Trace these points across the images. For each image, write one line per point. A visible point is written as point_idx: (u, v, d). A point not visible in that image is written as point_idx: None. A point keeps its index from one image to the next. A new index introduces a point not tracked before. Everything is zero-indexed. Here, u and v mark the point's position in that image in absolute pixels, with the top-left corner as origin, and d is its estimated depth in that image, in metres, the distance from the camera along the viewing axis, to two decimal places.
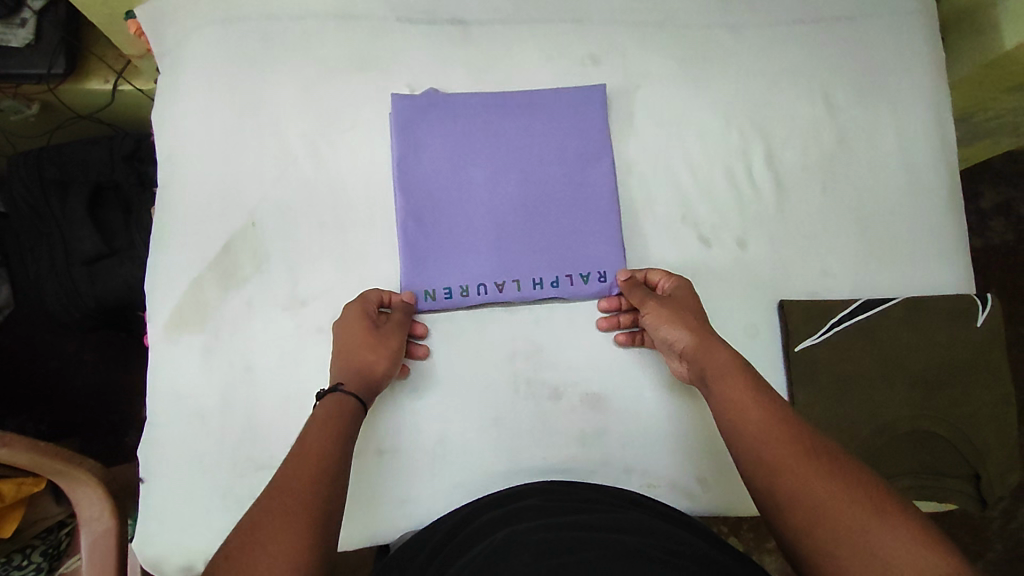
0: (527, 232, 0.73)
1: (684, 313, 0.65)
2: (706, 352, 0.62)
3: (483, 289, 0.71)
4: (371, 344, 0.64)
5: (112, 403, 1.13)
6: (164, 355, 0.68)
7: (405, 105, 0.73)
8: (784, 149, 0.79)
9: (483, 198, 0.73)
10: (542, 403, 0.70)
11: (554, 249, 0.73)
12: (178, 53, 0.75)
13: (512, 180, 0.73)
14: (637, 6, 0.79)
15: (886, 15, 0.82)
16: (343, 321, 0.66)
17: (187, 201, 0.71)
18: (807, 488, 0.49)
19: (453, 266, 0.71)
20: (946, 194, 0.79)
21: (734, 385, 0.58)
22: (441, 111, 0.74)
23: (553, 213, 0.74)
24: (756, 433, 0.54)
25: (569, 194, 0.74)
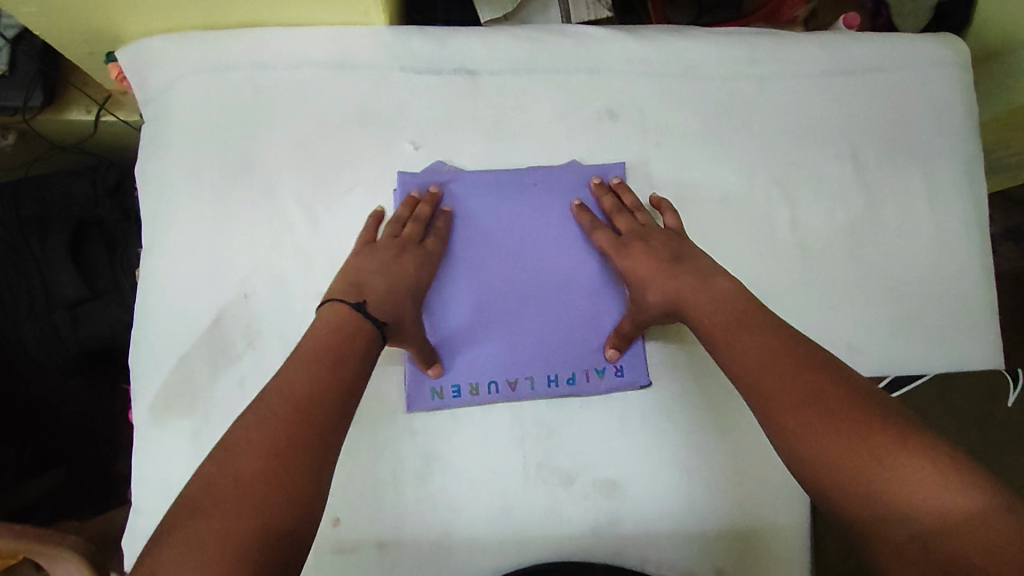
0: (541, 326, 0.69)
1: (659, 256, 0.65)
2: (692, 300, 0.61)
3: (494, 387, 0.68)
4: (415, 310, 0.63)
5: (100, 432, 1.05)
6: (151, 438, 0.64)
7: (411, 185, 0.69)
8: (812, 212, 0.74)
9: (495, 287, 0.69)
10: (553, 489, 0.66)
11: (570, 344, 0.69)
12: (162, 104, 0.69)
13: (526, 270, 0.69)
14: (658, 56, 0.74)
15: (922, 69, 0.77)
16: (399, 262, 0.64)
17: (174, 270, 0.66)
18: (819, 426, 0.49)
19: (463, 365, 0.68)
20: (978, 263, 0.75)
21: (736, 329, 0.57)
22: (450, 191, 0.70)
23: (569, 299, 0.70)
24: (766, 386, 0.53)
25: (585, 281, 0.70)
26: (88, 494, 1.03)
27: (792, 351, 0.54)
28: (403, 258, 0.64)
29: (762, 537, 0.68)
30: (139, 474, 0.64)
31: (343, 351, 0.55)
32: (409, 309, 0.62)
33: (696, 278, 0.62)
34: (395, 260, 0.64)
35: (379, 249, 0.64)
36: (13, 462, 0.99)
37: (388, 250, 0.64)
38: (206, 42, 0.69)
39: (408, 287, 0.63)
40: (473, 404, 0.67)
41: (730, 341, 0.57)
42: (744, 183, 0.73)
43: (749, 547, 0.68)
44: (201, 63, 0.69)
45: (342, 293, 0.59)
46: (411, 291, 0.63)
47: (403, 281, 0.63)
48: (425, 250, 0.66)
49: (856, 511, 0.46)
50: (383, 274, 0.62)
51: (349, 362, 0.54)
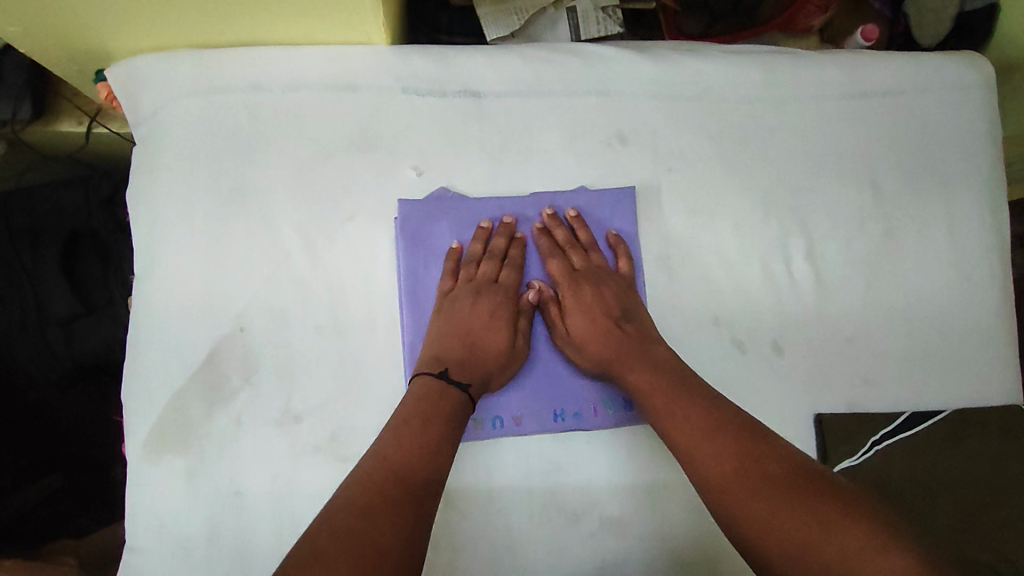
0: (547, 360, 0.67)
1: (599, 313, 0.66)
2: (626, 366, 0.63)
3: (498, 422, 0.65)
4: (500, 358, 0.64)
5: (96, 438, 1.02)
6: (144, 476, 0.62)
7: (412, 212, 0.66)
8: (828, 240, 0.71)
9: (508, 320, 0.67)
10: (559, 528, 0.64)
11: (578, 377, 0.67)
12: (155, 127, 0.67)
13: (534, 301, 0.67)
14: (671, 76, 0.71)
15: (945, 91, 0.74)
16: (482, 313, 0.65)
17: (167, 302, 0.64)
18: (747, 498, 0.51)
19: None
20: (997, 293, 0.73)
21: (672, 398, 0.59)
22: (459, 221, 0.68)
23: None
24: (696, 451, 0.55)
25: None
26: (86, 503, 0.99)
27: (727, 421, 0.56)
28: (481, 304, 0.65)
29: None
30: (131, 512, 0.62)
31: (436, 407, 0.58)
32: (490, 350, 0.64)
33: (633, 341, 0.64)
34: (472, 309, 0.65)
35: (455, 298, 0.66)
36: (11, 468, 0.98)
37: (465, 298, 0.65)
38: (200, 61, 0.66)
39: (486, 332, 0.65)
40: (477, 440, 0.65)
41: (663, 413, 0.59)
42: (758, 210, 0.71)
43: None
44: (195, 85, 0.66)
45: (427, 362, 0.62)
46: (491, 333, 0.65)
47: (482, 327, 0.65)
48: (500, 286, 0.67)
49: (781, 571, 0.48)
50: (459, 329, 0.64)
51: (441, 415, 0.58)
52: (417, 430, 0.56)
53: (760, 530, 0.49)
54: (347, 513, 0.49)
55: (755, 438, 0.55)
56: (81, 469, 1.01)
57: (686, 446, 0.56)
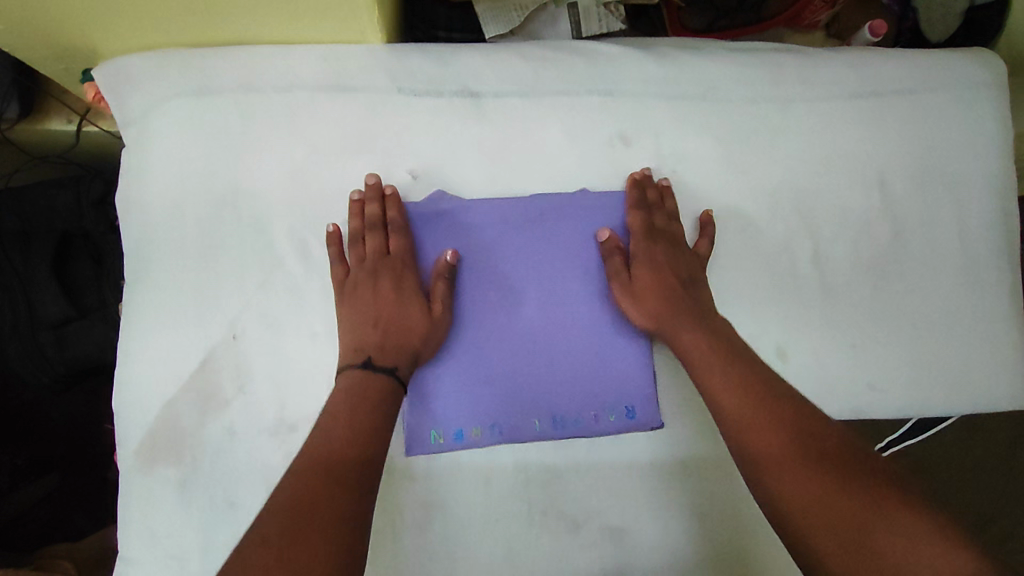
0: (548, 366, 0.65)
1: (667, 272, 0.65)
2: (682, 332, 0.62)
3: (497, 429, 0.63)
4: (419, 326, 0.62)
5: (92, 436, 1.01)
6: (136, 487, 0.61)
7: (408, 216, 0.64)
8: (834, 243, 0.70)
9: (503, 315, 0.64)
10: (560, 538, 0.63)
11: (578, 383, 0.65)
12: (143, 127, 0.65)
13: (532, 304, 0.65)
14: (675, 75, 0.69)
15: (955, 89, 0.73)
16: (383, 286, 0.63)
17: (158, 308, 0.62)
18: (792, 467, 0.52)
19: (462, 407, 0.63)
20: (1008, 296, 0.72)
21: (727, 368, 0.59)
22: (456, 223, 0.65)
23: (580, 334, 0.65)
24: (741, 417, 0.56)
25: (596, 316, 0.66)
26: (82, 501, 0.99)
27: (774, 392, 0.57)
28: (381, 284, 0.63)
29: None
30: (124, 524, 0.60)
31: (363, 401, 0.57)
32: (410, 324, 0.62)
33: (694, 311, 0.63)
34: (375, 291, 0.62)
35: (355, 285, 0.63)
36: (7, 467, 0.96)
37: (364, 282, 0.63)
38: (190, 60, 0.64)
39: (397, 308, 0.62)
40: (474, 448, 0.63)
41: (718, 378, 0.59)
42: (764, 212, 0.69)
43: None
44: (186, 85, 0.64)
45: (349, 358, 0.60)
46: (404, 310, 0.62)
47: (388, 305, 0.62)
48: (392, 257, 0.64)
49: (821, 544, 0.48)
50: (369, 315, 0.62)
51: (375, 396, 0.58)
52: (351, 421, 0.56)
53: (806, 502, 0.50)
54: (275, 518, 0.49)
55: (805, 412, 0.55)
56: (77, 469, 1.00)
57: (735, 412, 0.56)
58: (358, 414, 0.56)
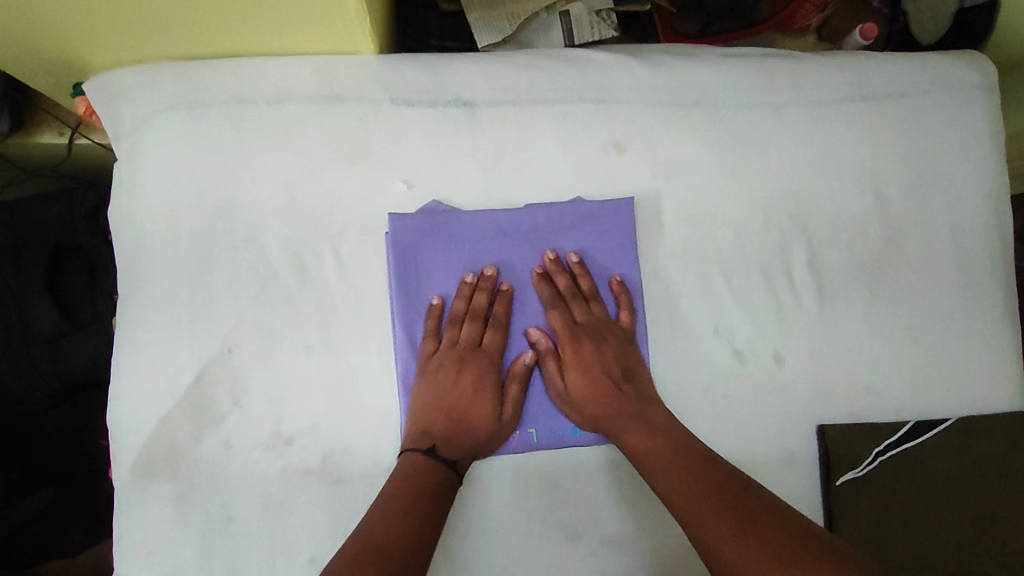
0: (542, 377, 0.65)
1: (600, 368, 0.64)
2: (625, 431, 0.61)
3: None
4: (488, 427, 0.62)
5: (88, 450, 0.99)
6: (131, 504, 0.60)
7: (404, 227, 0.63)
8: (830, 247, 0.70)
9: (504, 334, 0.65)
10: (560, 548, 0.63)
11: None
12: (135, 142, 0.65)
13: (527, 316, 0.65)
14: (669, 82, 0.69)
15: (947, 92, 0.73)
16: (459, 379, 0.63)
17: (152, 323, 0.62)
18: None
19: None
20: (1002, 297, 0.72)
21: (654, 446, 0.59)
22: (451, 235, 0.64)
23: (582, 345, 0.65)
24: (691, 515, 0.54)
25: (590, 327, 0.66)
26: (76, 518, 0.97)
27: (720, 486, 0.55)
28: (464, 373, 0.63)
29: None
30: (120, 540, 0.60)
31: (427, 489, 0.57)
32: (478, 423, 0.62)
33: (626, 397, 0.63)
34: (455, 379, 0.63)
35: (438, 365, 0.63)
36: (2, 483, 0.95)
37: (448, 368, 0.63)
38: (182, 74, 0.64)
39: (470, 400, 0.63)
40: None
41: (658, 477, 0.58)
42: (759, 218, 0.69)
43: None
44: (178, 98, 0.64)
45: (412, 437, 0.60)
46: (478, 402, 0.63)
47: (467, 395, 0.62)
48: (484, 349, 0.64)
49: None
50: (442, 398, 0.62)
51: (432, 483, 0.57)
52: (416, 501, 0.56)
53: None
54: None
55: (749, 502, 0.54)
56: (74, 484, 0.98)
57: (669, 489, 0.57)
58: (424, 494, 0.56)
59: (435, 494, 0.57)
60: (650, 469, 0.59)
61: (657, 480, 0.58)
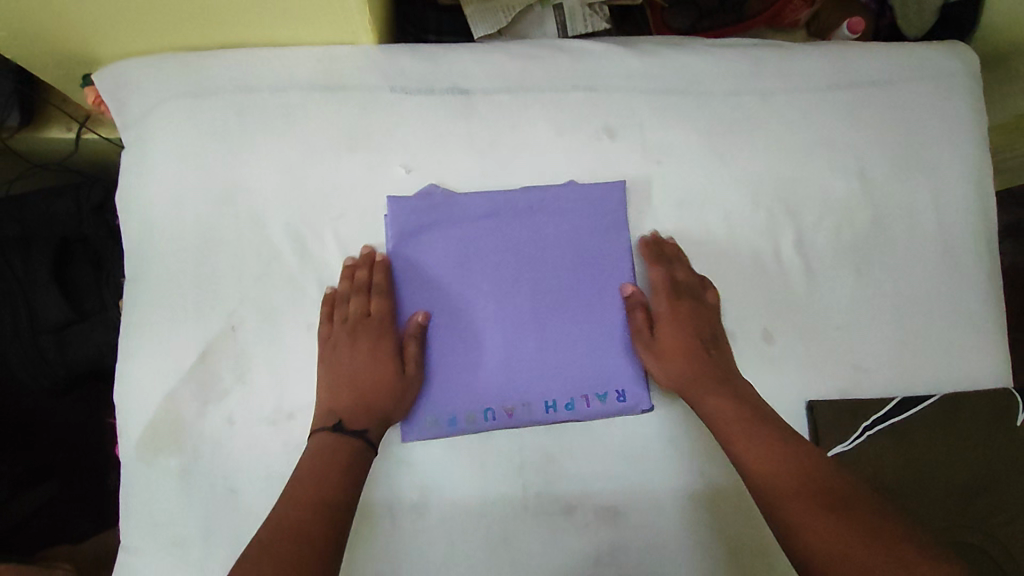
0: (538, 353, 0.66)
1: (693, 330, 0.66)
2: (701, 385, 0.64)
3: (491, 414, 0.65)
4: (387, 390, 0.62)
5: (92, 445, 1.02)
6: (138, 476, 0.62)
7: (404, 210, 0.66)
8: (816, 229, 0.72)
9: (493, 314, 0.65)
10: (554, 519, 0.65)
11: (569, 369, 0.66)
12: (142, 129, 0.67)
13: (523, 293, 0.66)
14: (659, 71, 0.72)
15: (930, 79, 0.75)
16: (354, 350, 0.63)
17: (158, 303, 0.64)
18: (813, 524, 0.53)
19: (458, 390, 0.65)
20: (986, 277, 0.74)
21: (734, 415, 0.62)
22: (448, 217, 0.66)
23: (572, 324, 0.67)
24: (757, 461, 0.58)
25: (584, 305, 0.67)
26: (78, 511, 0.98)
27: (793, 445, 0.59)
28: (358, 343, 0.63)
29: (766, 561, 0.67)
30: (127, 512, 0.62)
31: (335, 464, 0.58)
32: (379, 387, 0.62)
33: (710, 368, 0.65)
34: (351, 351, 0.63)
35: (332, 343, 0.63)
36: (5, 476, 0.94)
37: (341, 341, 0.63)
38: (188, 64, 0.66)
39: (368, 370, 0.63)
40: (467, 433, 0.65)
41: (728, 421, 0.62)
42: (747, 201, 0.71)
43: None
44: (183, 87, 0.66)
45: (322, 417, 0.62)
46: (376, 367, 0.63)
47: (365, 365, 0.63)
48: (373, 320, 0.64)
49: None
50: (343, 374, 0.63)
51: (341, 457, 0.59)
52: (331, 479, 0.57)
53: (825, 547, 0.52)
54: None
55: (822, 461, 0.58)
56: (78, 476, 1.01)
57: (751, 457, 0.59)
58: (332, 468, 0.58)
59: (346, 468, 0.58)
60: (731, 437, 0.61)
61: (740, 448, 0.60)
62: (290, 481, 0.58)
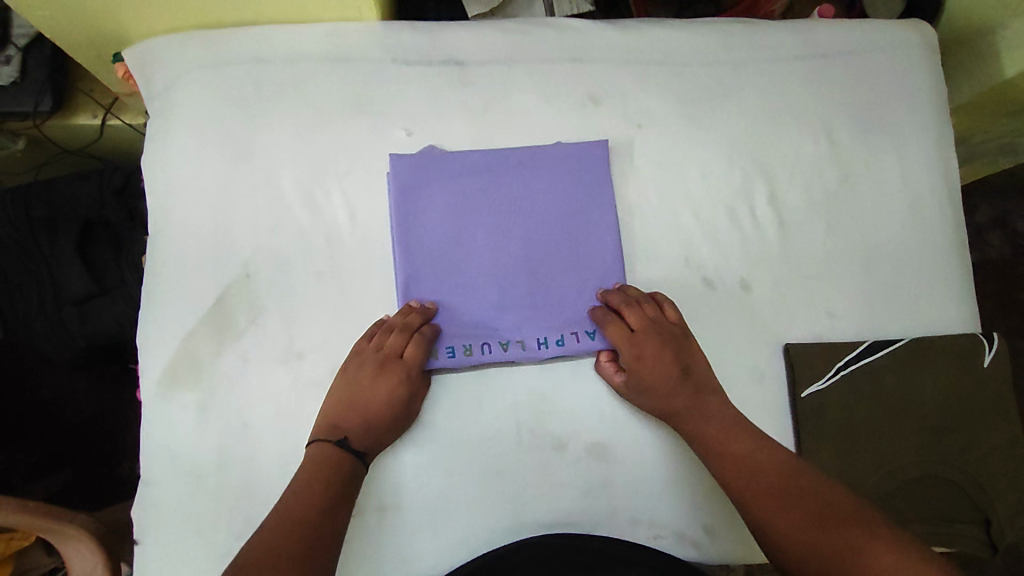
0: (529, 294, 0.71)
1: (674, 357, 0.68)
2: (684, 416, 0.67)
3: (487, 348, 0.70)
4: (391, 421, 0.66)
5: (108, 432, 1.11)
6: (158, 412, 0.67)
7: (404, 165, 0.72)
8: (788, 187, 0.77)
9: (486, 260, 0.71)
10: (546, 454, 0.69)
11: (558, 309, 0.71)
12: (166, 99, 0.73)
13: (514, 241, 0.72)
14: (638, 44, 0.78)
15: (889, 51, 0.81)
16: (369, 378, 0.66)
17: (179, 253, 0.69)
18: (790, 525, 0.58)
19: (455, 328, 0.70)
20: (950, 231, 0.79)
21: (717, 428, 0.66)
22: (444, 171, 0.72)
23: (560, 267, 0.72)
24: (737, 476, 0.63)
25: (571, 252, 0.72)
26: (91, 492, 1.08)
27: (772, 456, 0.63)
28: (376, 375, 0.66)
29: None
30: (145, 448, 0.66)
31: (335, 473, 0.62)
32: (385, 418, 0.66)
33: (710, 391, 0.68)
34: (367, 379, 0.66)
35: (352, 370, 0.67)
36: (21, 465, 1.07)
37: (364, 367, 0.66)
38: (209, 40, 0.73)
39: (375, 398, 0.65)
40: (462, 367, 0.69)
41: (710, 440, 0.65)
42: (722, 161, 0.77)
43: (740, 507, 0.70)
44: (204, 60, 0.73)
45: (324, 429, 0.65)
46: (386, 400, 0.66)
47: (380, 396, 0.65)
48: (391, 355, 0.66)
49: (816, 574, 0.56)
50: (355, 396, 0.66)
51: (346, 469, 0.63)
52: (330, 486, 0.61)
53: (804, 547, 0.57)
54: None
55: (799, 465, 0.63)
56: (91, 462, 1.10)
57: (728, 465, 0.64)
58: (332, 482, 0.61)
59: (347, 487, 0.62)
60: (711, 447, 0.65)
61: (719, 461, 0.64)
62: (298, 480, 0.61)
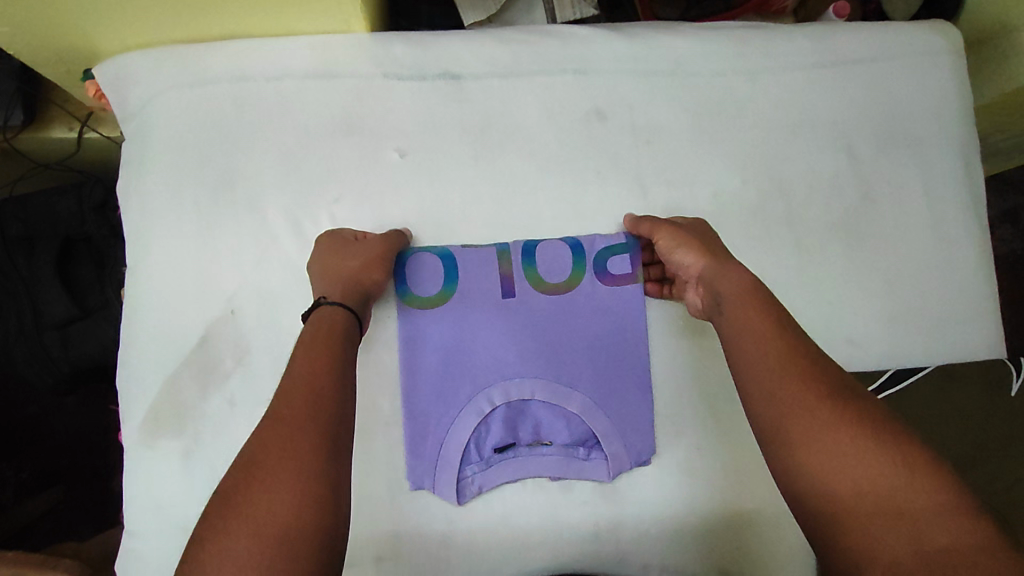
0: (552, 395, 0.66)
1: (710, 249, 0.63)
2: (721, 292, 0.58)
3: (514, 450, 0.66)
4: (361, 267, 0.62)
5: (98, 450, 1.07)
6: (140, 459, 0.63)
7: (408, 360, 0.66)
8: (806, 206, 0.73)
9: (473, 446, 0.66)
10: (553, 495, 0.66)
11: (589, 416, 0.66)
12: (142, 119, 0.68)
13: (537, 348, 0.67)
14: (646, 53, 0.73)
15: (912, 55, 0.76)
16: (326, 253, 0.64)
17: (158, 288, 0.65)
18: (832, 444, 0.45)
19: (472, 439, 0.66)
20: (976, 249, 0.75)
21: (779, 368, 0.50)
22: (439, 332, 0.66)
23: (549, 430, 0.67)
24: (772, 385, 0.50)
25: (596, 346, 0.68)
26: (83, 510, 1.05)
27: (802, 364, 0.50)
28: (333, 246, 0.64)
29: (765, 537, 0.67)
30: (130, 498, 0.63)
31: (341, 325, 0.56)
32: (348, 272, 0.62)
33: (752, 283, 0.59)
34: (332, 253, 0.64)
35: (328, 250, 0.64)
36: (13, 482, 1.04)
37: (332, 245, 0.64)
38: (185, 56, 0.68)
39: (338, 263, 0.62)
40: (473, 464, 0.65)
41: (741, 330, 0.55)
42: (736, 179, 0.72)
43: (760, 551, 0.67)
44: (182, 77, 0.67)
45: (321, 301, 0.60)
46: (345, 261, 0.62)
47: (341, 259, 0.63)
48: (346, 237, 0.65)
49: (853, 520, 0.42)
50: (326, 267, 0.63)
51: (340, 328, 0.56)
52: (299, 424, 0.47)
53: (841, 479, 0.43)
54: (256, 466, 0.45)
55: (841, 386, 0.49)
56: (81, 480, 1.06)
57: (761, 387, 0.50)
58: (308, 394, 0.49)
59: (324, 413, 0.48)
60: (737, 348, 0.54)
61: (772, 414, 0.49)
62: (278, 398, 0.49)
